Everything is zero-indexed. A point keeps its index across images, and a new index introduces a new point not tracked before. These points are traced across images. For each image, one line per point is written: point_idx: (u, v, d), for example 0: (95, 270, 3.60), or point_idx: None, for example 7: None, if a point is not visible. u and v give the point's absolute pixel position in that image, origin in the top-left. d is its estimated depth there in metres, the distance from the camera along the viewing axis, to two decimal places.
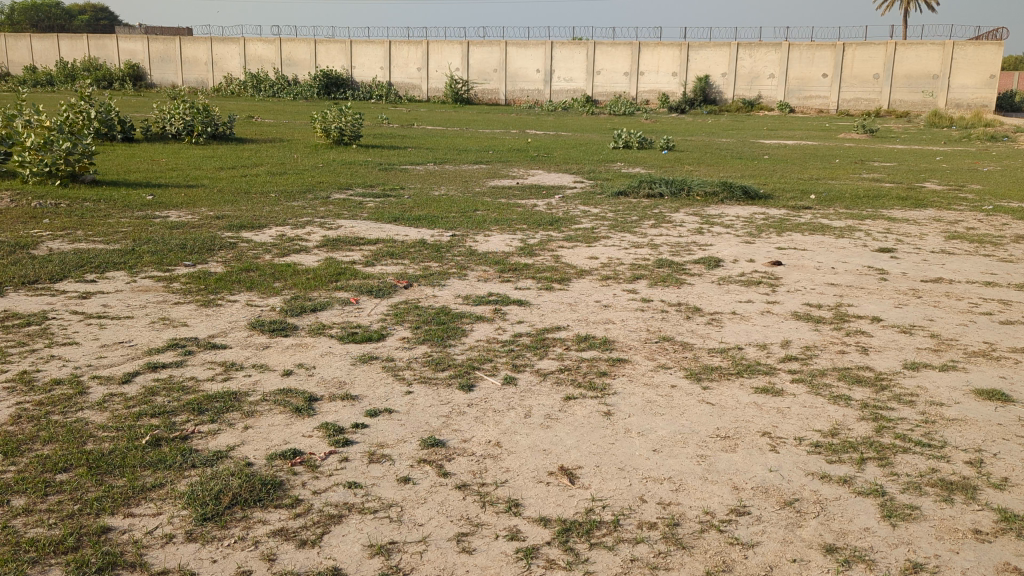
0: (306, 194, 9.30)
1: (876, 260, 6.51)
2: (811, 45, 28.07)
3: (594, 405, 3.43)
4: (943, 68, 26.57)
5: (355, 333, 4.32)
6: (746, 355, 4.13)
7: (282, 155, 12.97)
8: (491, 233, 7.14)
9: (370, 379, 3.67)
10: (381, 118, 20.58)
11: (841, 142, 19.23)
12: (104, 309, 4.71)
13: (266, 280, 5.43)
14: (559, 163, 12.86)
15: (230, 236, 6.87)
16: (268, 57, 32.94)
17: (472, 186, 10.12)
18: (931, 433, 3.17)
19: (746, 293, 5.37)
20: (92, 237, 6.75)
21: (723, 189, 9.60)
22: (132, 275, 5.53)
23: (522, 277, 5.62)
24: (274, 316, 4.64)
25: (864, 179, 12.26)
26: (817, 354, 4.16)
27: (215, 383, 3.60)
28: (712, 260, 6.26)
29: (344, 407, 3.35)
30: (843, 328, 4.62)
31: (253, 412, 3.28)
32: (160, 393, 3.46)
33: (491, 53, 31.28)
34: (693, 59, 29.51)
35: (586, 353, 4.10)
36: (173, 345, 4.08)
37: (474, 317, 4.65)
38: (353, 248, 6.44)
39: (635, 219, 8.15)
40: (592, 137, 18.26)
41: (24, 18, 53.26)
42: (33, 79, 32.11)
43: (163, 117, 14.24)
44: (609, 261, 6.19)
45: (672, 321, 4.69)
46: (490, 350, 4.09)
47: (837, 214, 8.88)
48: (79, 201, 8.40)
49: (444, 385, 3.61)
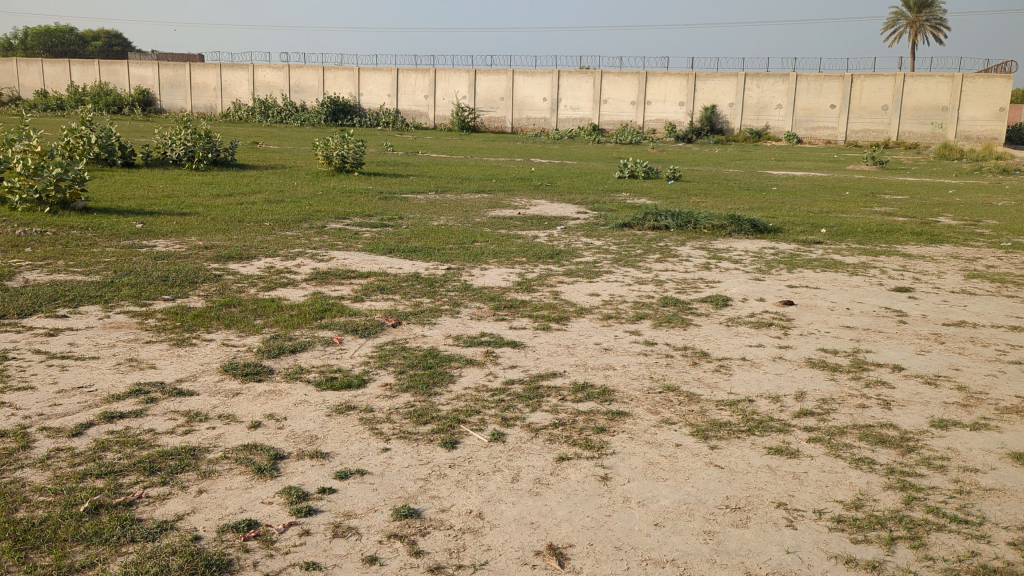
0: (301, 223, 9.03)
1: (892, 300, 6.19)
2: (819, 75, 27.86)
3: (588, 468, 3.10)
4: (953, 100, 26.28)
5: (334, 379, 4.00)
6: (757, 409, 3.80)
7: (282, 182, 12.73)
8: (489, 266, 6.83)
9: (345, 433, 3.34)
10: (386, 145, 20.40)
11: (851, 174, 18.92)
12: (69, 349, 4.40)
13: (246, 317, 5.12)
14: (564, 192, 12.59)
15: (217, 268, 6.57)
16: (277, 83, 32.89)
17: (472, 216, 9.84)
18: (967, 507, 2.85)
19: (756, 336, 5.04)
20: (73, 267, 6.46)
21: (730, 222, 9.31)
22: (106, 310, 5.22)
23: (517, 315, 5.31)
24: (249, 357, 4.32)
25: (876, 212, 11.96)
26: (836, 408, 3.84)
27: (175, 437, 3.27)
28: (720, 299, 5.94)
29: (312, 466, 3.03)
30: (861, 378, 4.30)
31: (211, 471, 2.96)
32: (112, 448, 3.13)
33: (498, 81, 31.20)
34: (700, 89, 29.36)
35: (583, 404, 3.76)
36: (135, 391, 3.75)
37: (463, 360, 4.33)
38: (343, 282, 6.14)
39: (639, 252, 7.85)
40: (598, 166, 18.01)
41: (38, 43, 53.86)
42: (44, 103, 32.17)
43: (164, 143, 14.00)
44: (611, 299, 5.87)
45: (677, 368, 4.36)
46: (478, 400, 3.76)
47: (849, 250, 8.56)
48: (66, 229, 8.13)
49: (426, 441, 3.29)
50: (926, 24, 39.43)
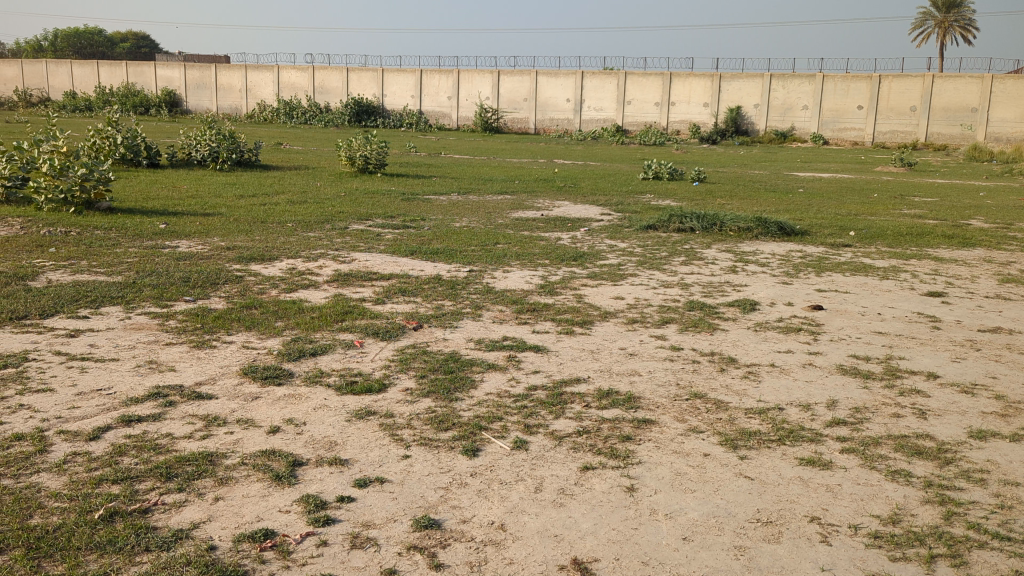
0: (324, 224, 8.99)
1: (925, 305, 6.05)
2: (846, 76, 27.56)
3: (614, 478, 3.01)
4: (982, 102, 25.89)
5: (354, 383, 3.93)
6: (787, 418, 3.69)
7: (305, 182, 12.72)
8: (512, 268, 6.75)
9: (365, 439, 3.28)
10: (409, 146, 20.37)
11: (879, 175, 18.66)
12: (89, 350, 4.36)
13: (266, 319, 5.07)
14: (588, 194, 12.49)
15: (238, 269, 6.53)
16: (302, 84, 33.00)
17: (495, 217, 9.76)
18: (1010, 524, 2.75)
19: (785, 342, 4.93)
20: (96, 267, 6.45)
21: (757, 224, 9.17)
22: (128, 311, 5.19)
23: (541, 319, 5.22)
24: (269, 360, 4.26)
25: (906, 215, 11.76)
26: (869, 418, 3.73)
27: (192, 441, 3.22)
28: (747, 303, 5.82)
29: (331, 473, 2.96)
30: (895, 387, 4.18)
31: (228, 478, 2.90)
32: (129, 453, 3.08)
33: (521, 82, 31.14)
34: (724, 90, 29.14)
35: (608, 412, 3.67)
36: (153, 394, 3.70)
37: (485, 365, 4.25)
38: (364, 284, 6.08)
39: (664, 255, 7.73)
40: (623, 167, 17.88)
41: (67, 46, 54.47)
42: (73, 104, 32.49)
43: (188, 143, 14.04)
44: (636, 303, 5.77)
45: (704, 374, 4.26)
46: (500, 406, 3.68)
47: (879, 253, 8.39)
48: (90, 229, 8.13)
49: (447, 449, 3.21)
50: (954, 25, 38.93)
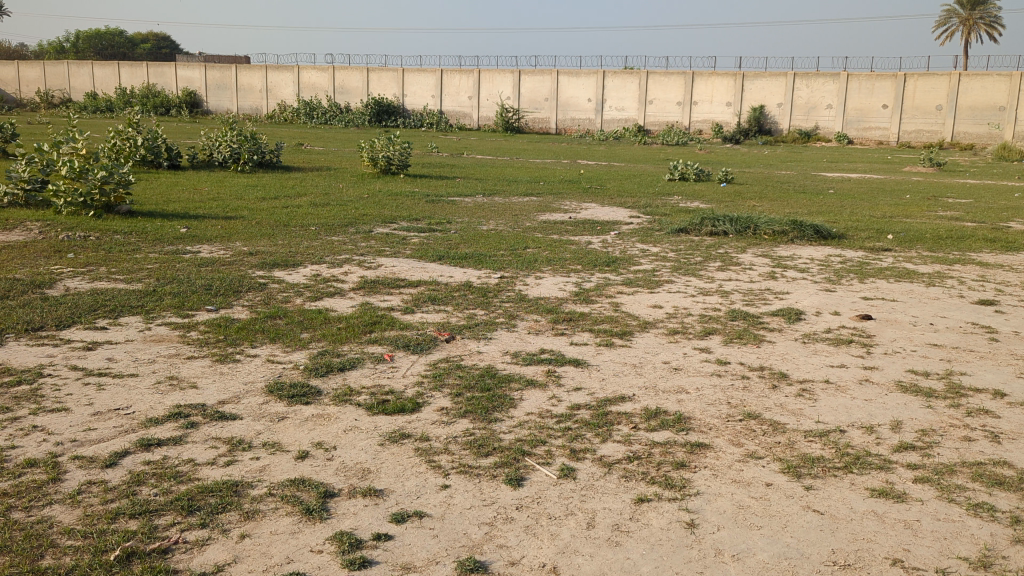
0: (347, 227, 8.79)
1: (978, 315, 5.75)
2: (870, 74, 27.12)
3: (672, 512, 2.78)
4: (1011, 99, 25.28)
5: (386, 402, 3.71)
6: (851, 442, 3.42)
7: (327, 184, 12.55)
8: (543, 274, 6.52)
9: (400, 467, 3.06)
10: (431, 146, 20.20)
11: (909, 176, 18.23)
12: (107, 365, 4.16)
13: (291, 330, 4.86)
14: (614, 196, 12.23)
15: (262, 276, 6.34)
16: (322, 84, 32.90)
17: (522, 220, 9.54)
18: None
19: (836, 356, 4.66)
20: (115, 274, 6.27)
21: (792, 228, 8.88)
22: (147, 321, 5.00)
23: (578, 329, 4.98)
24: (295, 376, 4.05)
25: (942, 217, 11.42)
26: (940, 441, 3.45)
27: (216, 469, 3.01)
28: (792, 312, 5.55)
29: (365, 507, 2.75)
30: (961, 405, 3.90)
31: (254, 512, 2.68)
32: (148, 482, 2.88)
33: (543, 82, 30.90)
34: (748, 89, 28.78)
35: (658, 434, 3.43)
36: (174, 415, 3.50)
37: (523, 382, 4.01)
38: (392, 292, 5.86)
39: (699, 260, 7.47)
40: (648, 168, 17.57)
41: (89, 46, 54.78)
42: (94, 104, 32.56)
43: (210, 145, 13.91)
44: (675, 312, 5.52)
45: (756, 392, 4.00)
46: (543, 428, 3.45)
47: (921, 258, 8.09)
48: (110, 234, 7.97)
49: (489, 478, 2.99)
50: (979, 22, 38.29)
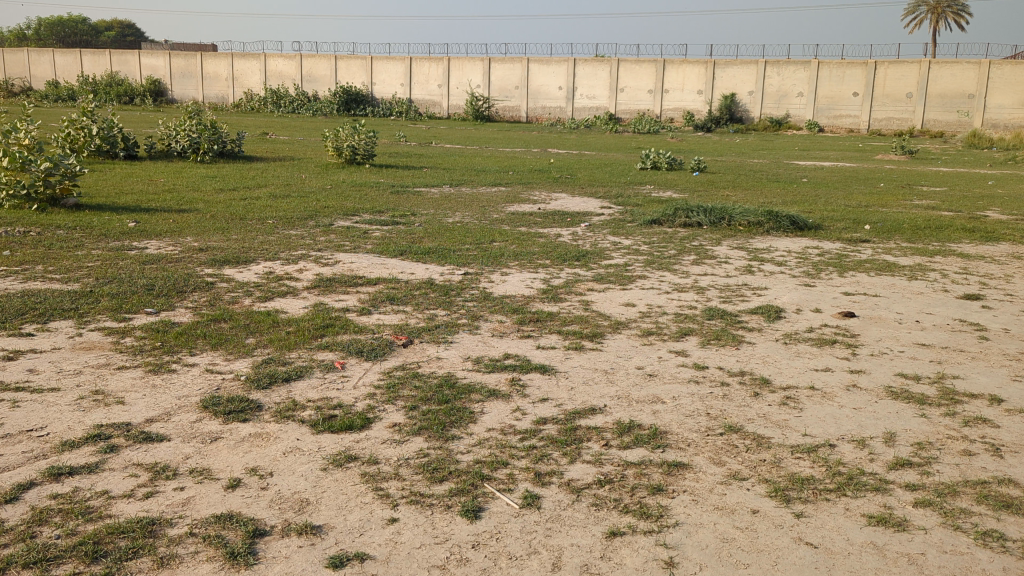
0: (307, 221, 8.40)
1: (965, 311, 5.50)
2: (841, 62, 26.99)
3: (648, 549, 2.46)
4: (979, 88, 25.32)
5: (332, 419, 3.36)
6: (842, 459, 3.12)
7: (289, 174, 12.13)
8: (510, 270, 6.18)
9: (343, 497, 2.72)
10: (399, 135, 19.76)
11: (881, 164, 18.10)
12: (26, 378, 3.78)
13: (236, 335, 4.49)
14: (586, 186, 11.92)
15: (210, 274, 5.94)
16: (289, 72, 32.26)
17: (489, 212, 9.20)
18: None
19: (820, 358, 4.37)
20: (52, 273, 5.85)
21: (768, 218, 8.62)
22: (79, 326, 4.61)
23: (545, 331, 4.65)
24: (234, 388, 3.69)
25: (917, 206, 11.22)
26: (938, 456, 3.16)
27: (134, 502, 2.66)
28: (771, 310, 5.27)
29: (299, 548, 2.41)
30: (957, 413, 3.62)
31: (171, 558, 2.34)
32: (51, 521, 2.52)
33: (513, 70, 30.51)
34: (719, 77, 28.58)
35: (632, 452, 3.12)
36: (93, 437, 3.13)
37: (485, 392, 3.68)
38: (348, 291, 5.49)
39: (672, 253, 7.16)
40: (620, 157, 17.27)
41: (50, 33, 53.64)
42: (55, 92, 31.66)
43: (167, 133, 13.39)
44: (649, 310, 5.20)
45: (737, 401, 3.70)
46: (505, 447, 3.11)
47: (900, 249, 7.85)
48: (52, 229, 7.52)
49: (442, 509, 2.65)
50: (947, 10, 38.36)
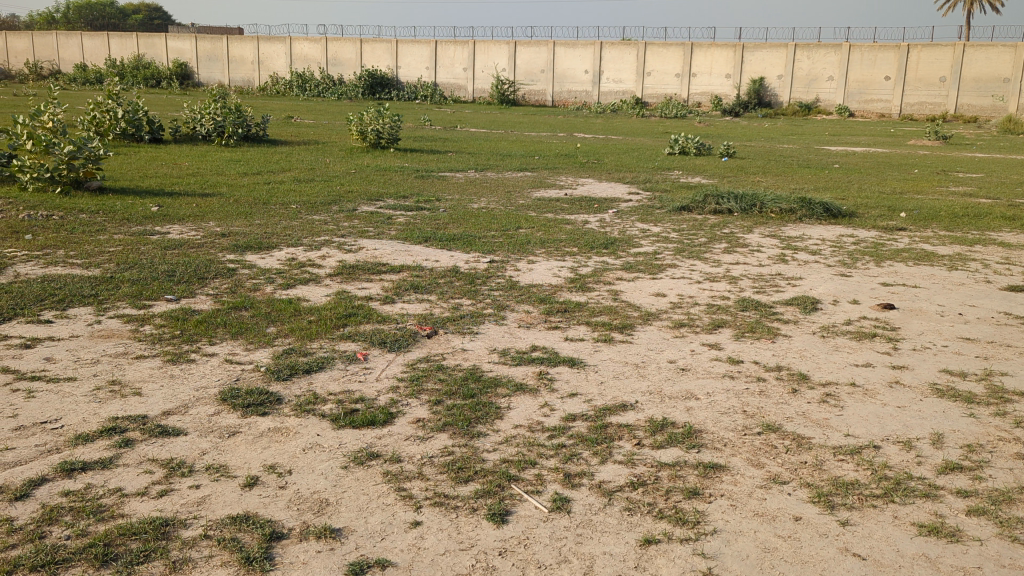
0: (331, 206, 8.29)
1: (1009, 303, 5.28)
2: (873, 46, 26.48)
3: (685, 559, 2.32)
4: (1015, 72, 24.72)
5: (354, 413, 3.25)
6: (888, 462, 2.96)
7: (314, 159, 12.04)
8: (537, 258, 6.04)
9: (364, 498, 2.60)
10: (425, 119, 19.63)
11: (915, 149, 17.69)
12: (42, 367, 3.69)
13: (256, 324, 4.38)
14: (612, 171, 11.73)
15: (232, 260, 5.85)
16: (314, 56, 32.19)
17: (515, 197, 9.04)
18: None
19: (859, 353, 4.20)
20: (73, 258, 5.78)
21: (800, 206, 8.40)
22: (98, 313, 4.53)
23: (573, 322, 4.50)
24: (253, 379, 3.58)
25: (953, 193, 10.94)
26: (990, 461, 2.99)
27: (149, 500, 2.56)
28: (807, 301, 5.09)
29: (317, 553, 2.30)
30: (1007, 413, 3.44)
31: (184, 561, 2.24)
32: (62, 520, 2.43)
33: (539, 54, 30.28)
34: (748, 60, 28.17)
35: (667, 452, 2.97)
36: (107, 430, 3.03)
37: (511, 386, 3.54)
38: (371, 279, 5.37)
39: (703, 241, 6.98)
40: (647, 142, 17.03)
41: (78, 17, 53.91)
42: (83, 76, 31.78)
43: (192, 117, 13.33)
44: (681, 301, 5.04)
45: (775, 398, 3.54)
46: (533, 446, 2.98)
47: (938, 238, 7.63)
48: (75, 212, 7.46)
49: (467, 512, 2.53)
50: None
